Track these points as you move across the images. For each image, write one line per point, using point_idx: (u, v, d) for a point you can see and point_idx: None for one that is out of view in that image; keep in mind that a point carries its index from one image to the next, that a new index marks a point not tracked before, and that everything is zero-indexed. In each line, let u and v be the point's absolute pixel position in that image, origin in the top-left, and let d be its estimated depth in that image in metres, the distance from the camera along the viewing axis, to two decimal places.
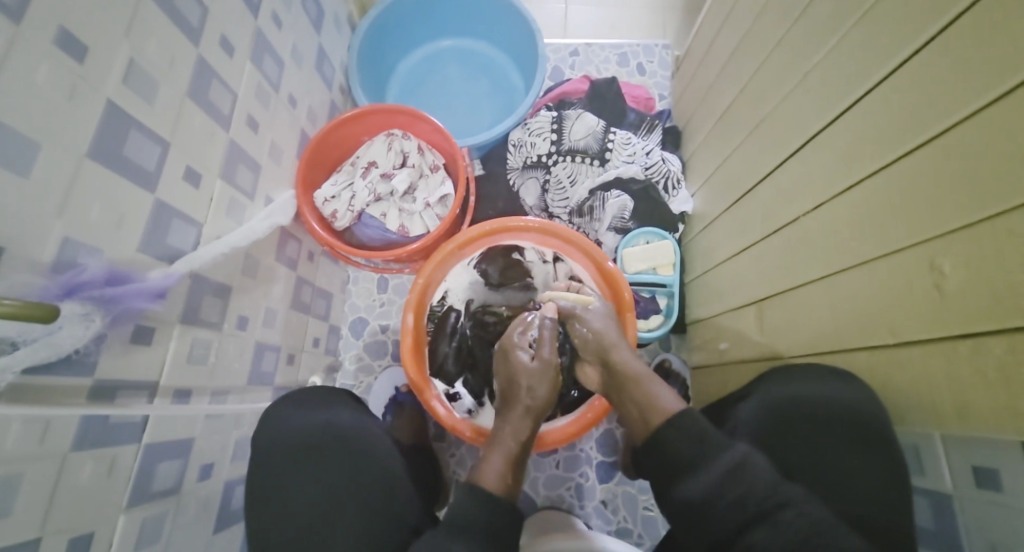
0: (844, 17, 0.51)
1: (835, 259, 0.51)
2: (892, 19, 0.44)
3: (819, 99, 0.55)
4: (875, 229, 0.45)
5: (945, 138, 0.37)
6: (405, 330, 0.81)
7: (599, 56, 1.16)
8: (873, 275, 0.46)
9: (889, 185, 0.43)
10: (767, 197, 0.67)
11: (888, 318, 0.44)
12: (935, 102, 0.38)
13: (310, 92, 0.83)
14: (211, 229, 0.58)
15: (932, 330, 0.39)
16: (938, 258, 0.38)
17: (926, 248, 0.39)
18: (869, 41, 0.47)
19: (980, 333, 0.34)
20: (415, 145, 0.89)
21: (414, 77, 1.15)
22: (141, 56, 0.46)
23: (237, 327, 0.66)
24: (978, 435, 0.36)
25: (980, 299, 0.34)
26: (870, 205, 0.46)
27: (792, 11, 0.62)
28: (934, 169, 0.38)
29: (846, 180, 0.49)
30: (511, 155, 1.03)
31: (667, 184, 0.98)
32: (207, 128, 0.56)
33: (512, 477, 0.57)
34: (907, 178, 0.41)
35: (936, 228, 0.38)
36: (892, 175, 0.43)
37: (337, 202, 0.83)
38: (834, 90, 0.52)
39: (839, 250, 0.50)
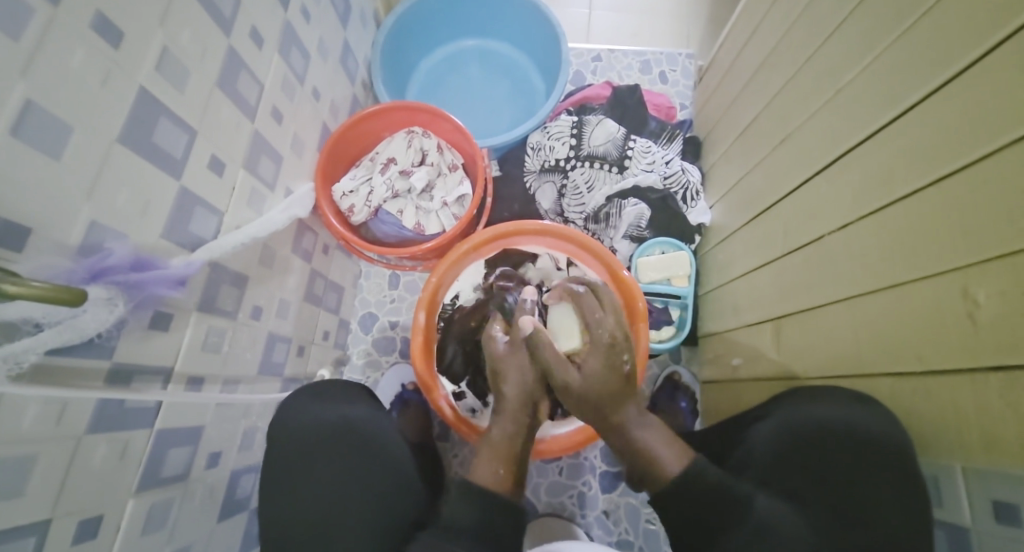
0: (880, 35, 0.50)
1: (862, 282, 0.50)
2: (932, 40, 0.43)
3: (849, 118, 0.54)
4: (904, 253, 0.44)
5: (985, 164, 0.36)
6: (415, 329, 0.81)
7: (622, 62, 1.15)
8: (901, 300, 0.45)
9: (922, 209, 0.42)
10: (790, 214, 0.66)
11: (916, 344, 0.43)
12: (974, 127, 0.37)
13: (334, 86, 0.84)
14: (231, 218, 0.58)
15: (961, 361, 0.38)
16: (973, 286, 0.37)
17: (959, 276, 0.38)
18: (906, 62, 0.46)
19: (1013, 366, 0.33)
20: (434, 144, 0.89)
21: (436, 75, 1.15)
22: (174, 45, 0.46)
23: (251, 317, 0.66)
24: (1002, 470, 0.35)
25: (1015, 332, 0.34)
26: (901, 228, 0.45)
27: (824, 27, 0.61)
28: (971, 195, 0.37)
29: (876, 202, 0.48)
30: (530, 158, 1.03)
31: (685, 195, 0.97)
32: (233, 118, 0.56)
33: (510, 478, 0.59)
34: (942, 203, 0.40)
35: (971, 256, 0.37)
36: (926, 199, 0.42)
37: (355, 197, 0.83)
38: (867, 109, 0.51)
39: (865, 273, 0.50)
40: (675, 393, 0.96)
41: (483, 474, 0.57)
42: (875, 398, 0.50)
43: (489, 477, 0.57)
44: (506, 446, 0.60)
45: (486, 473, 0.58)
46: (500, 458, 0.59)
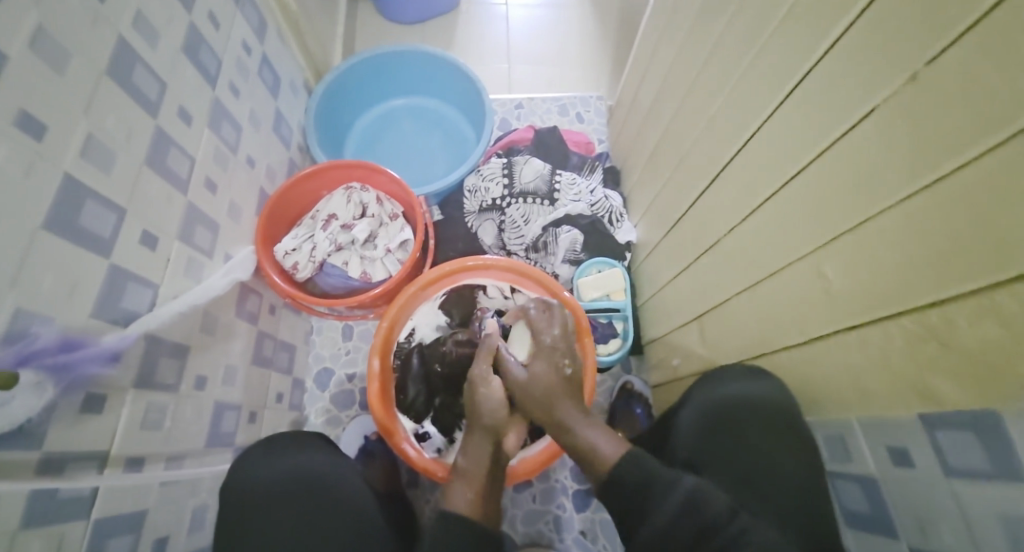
0: (730, 71, 0.60)
1: (757, 274, 0.57)
2: (762, 73, 0.53)
3: (721, 138, 0.64)
4: (776, 243, 0.53)
5: (816, 167, 0.45)
6: (372, 375, 0.81)
7: (542, 107, 1.26)
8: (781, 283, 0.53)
9: (782, 208, 0.51)
10: (692, 223, 0.75)
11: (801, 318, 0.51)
12: (803, 138, 0.46)
13: (269, 153, 0.87)
14: (168, 289, 0.59)
15: (833, 326, 0.45)
16: (825, 265, 0.45)
17: (815, 258, 0.46)
18: (749, 90, 0.56)
19: (867, 323, 0.41)
20: (373, 196, 0.92)
21: (371, 133, 1.22)
22: (99, 131, 0.48)
23: (194, 388, 0.65)
24: (881, 414, 0.41)
25: (861, 295, 0.41)
26: (771, 221, 0.53)
27: (693, 65, 0.73)
28: (811, 189, 0.46)
29: (751, 205, 0.57)
30: (468, 200, 1.09)
31: (610, 218, 1.06)
32: (164, 192, 0.58)
33: (481, 503, 0.57)
34: (794, 199, 0.48)
35: (820, 239, 0.45)
36: (781, 198, 0.51)
37: (298, 254, 0.85)
38: (731, 131, 0.61)
39: (755, 265, 0.57)
40: (630, 400, 1.00)
41: (457, 502, 0.56)
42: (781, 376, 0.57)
43: (463, 505, 0.56)
44: (477, 472, 0.60)
45: (460, 501, 0.57)
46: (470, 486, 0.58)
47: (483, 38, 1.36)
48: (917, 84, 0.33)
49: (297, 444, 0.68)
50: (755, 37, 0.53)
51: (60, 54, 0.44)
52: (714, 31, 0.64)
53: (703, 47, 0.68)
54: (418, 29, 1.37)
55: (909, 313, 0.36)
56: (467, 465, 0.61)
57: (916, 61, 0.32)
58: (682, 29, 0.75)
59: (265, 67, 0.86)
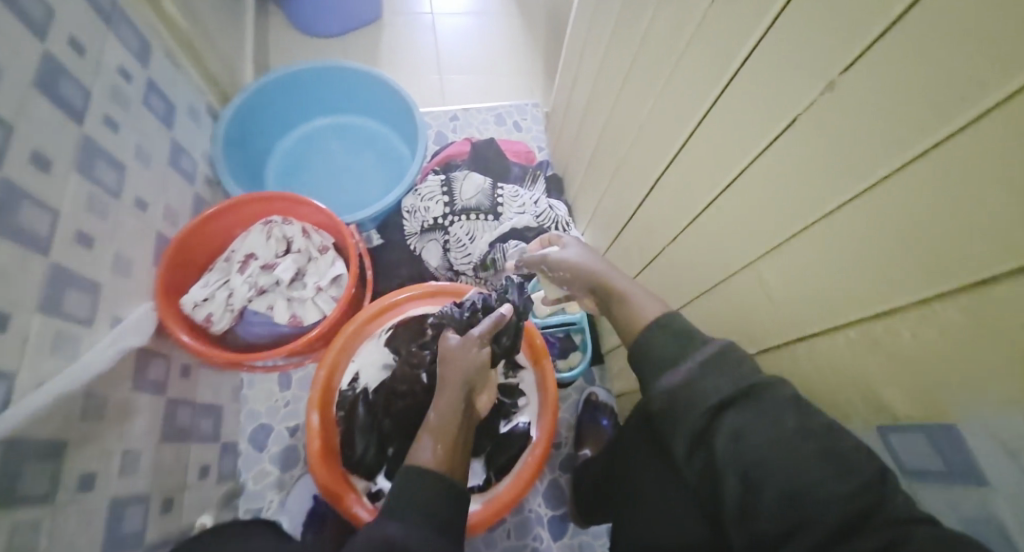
0: (654, 77, 0.58)
1: (710, 281, 0.56)
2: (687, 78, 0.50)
3: (655, 145, 0.61)
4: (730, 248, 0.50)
5: (751, 175, 0.43)
6: (310, 432, 0.72)
7: (478, 118, 1.21)
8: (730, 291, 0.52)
9: (724, 217, 0.49)
10: (640, 230, 0.73)
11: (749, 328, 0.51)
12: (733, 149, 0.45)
13: (166, 192, 0.76)
14: (32, 373, 0.48)
15: (789, 333, 0.45)
16: (765, 273, 0.45)
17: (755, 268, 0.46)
18: (677, 94, 0.53)
19: (815, 331, 0.41)
20: (298, 229, 0.83)
21: (294, 157, 1.12)
22: None
23: (82, 487, 0.54)
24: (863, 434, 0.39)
25: (810, 302, 0.41)
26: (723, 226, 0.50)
27: (618, 71, 0.70)
28: (758, 191, 0.43)
29: (694, 214, 0.55)
30: (408, 221, 1.01)
31: (558, 229, 1.01)
32: (15, 257, 0.47)
33: (451, 456, 0.56)
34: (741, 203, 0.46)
35: (761, 247, 0.45)
36: (719, 208, 0.50)
37: (212, 304, 0.74)
38: (665, 138, 0.58)
39: (704, 275, 0.56)
40: (596, 412, 0.95)
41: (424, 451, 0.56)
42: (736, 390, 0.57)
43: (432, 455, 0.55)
44: (444, 425, 0.59)
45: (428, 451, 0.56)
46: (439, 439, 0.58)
47: (408, 50, 1.30)
48: (835, 93, 0.32)
49: (244, 531, 0.58)
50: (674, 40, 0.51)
51: None
52: (635, 35, 0.62)
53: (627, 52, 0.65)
54: (338, 44, 1.28)
55: (855, 324, 0.37)
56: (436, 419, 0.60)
57: (830, 70, 0.32)
58: (604, 36, 0.73)
59: (154, 94, 0.75)
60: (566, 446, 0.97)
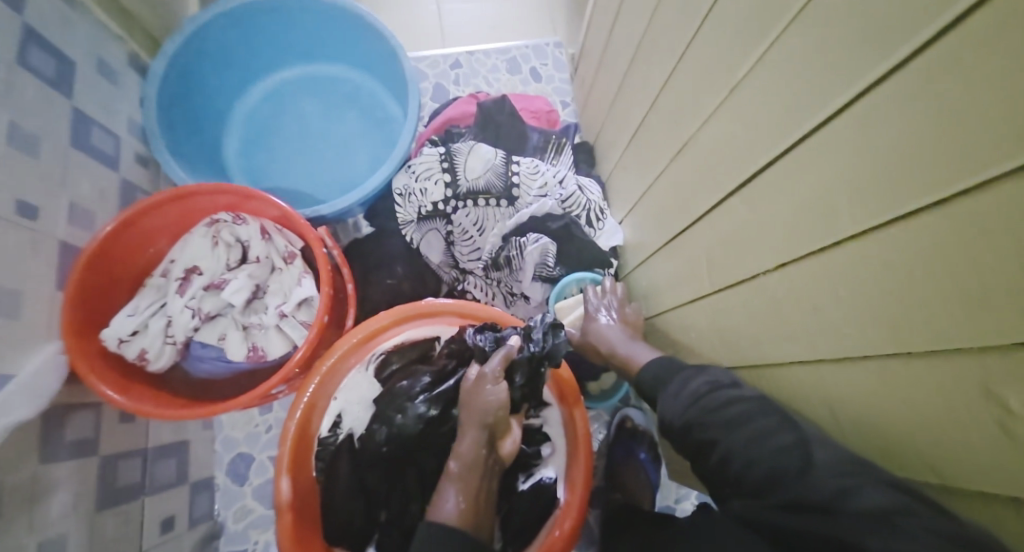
0: (782, 12, 0.34)
1: (845, 348, 0.37)
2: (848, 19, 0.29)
3: (761, 126, 0.40)
4: (900, 322, 0.30)
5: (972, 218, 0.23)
6: (280, 502, 0.59)
7: (486, 64, 0.95)
8: (897, 377, 0.32)
9: (885, 268, 0.30)
10: (717, 247, 0.53)
11: (937, 443, 0.31)
12: (947, 153, 0.23)
13: (71, 188, 0.57)
14: None
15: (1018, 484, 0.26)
16: (998, 387, 0.25)
17: (974, 366, 0.26)
18: (823, 52, 0.31)
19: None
20: (252, 231, 0.63)
21: (257, 120, 0.89)
22: None
23: None
24: None
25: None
26: (888, 284, 0.30)
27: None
28: (981, 250, 0.23)
29: (830, 238, 0.34)
30: (401, 206, 0.80)
31: (589, 218, 0.80)
32: None
33: (476, 510, 0.49)
34: (938, 259, 0.26)
35: (989, 339, 0.25)
36: (897, 240, 0.28)
37: (145, 337, 0.58)
38: (786, 118, 0.36)
39: (842, 336, 0.36)
40: (633, 444, 0.84)
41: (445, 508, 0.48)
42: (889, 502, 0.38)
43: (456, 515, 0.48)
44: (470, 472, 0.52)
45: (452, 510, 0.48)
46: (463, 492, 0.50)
47: None
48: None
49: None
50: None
51: None
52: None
53: None
54: None
55: None
56: (460, 464, 0.52)
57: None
58: None
59: (34, 47, 0.54)
60: (597, 477, 0.86)
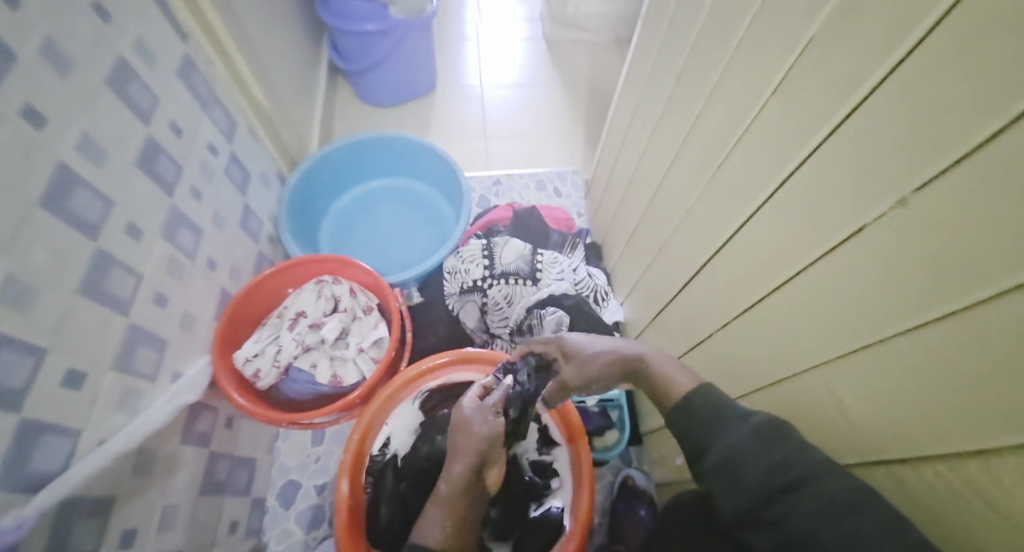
0: (706, 165, 0.59)
1: (765, 378, 0.55)
2: (745, 172, 0.51)
3: (704, 231, 0.62)
4: (787, 351, 0.49)
5: (812, 278, 0.43)
6: (339, 500, 0.72)
7: (520, 183, 1.26)
8: (792, 393, 0.50)
9: (778, 312, 0.49)
10: (688, 316, 0.72)
11: (818, 437, 0.48)
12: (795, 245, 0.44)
13: (233, 252, 0.82)
14: (95, 431, 0.51)
15: (863, 449, 0.42)
16: (838, 386, 0.43)
17: (825, 376, 0.45)
18: (728, 188, 0.54)
19: (895, 459, 0.39)
20: (345, 288, 0.87)
21: (346, 216, 1.18)
22: (22, 270, 0.43)
23: (121, 546, 0.54)
24: None
25: (887, 431, 0.39)
26: (778, 326, 0.49)
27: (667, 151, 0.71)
28: (816, 298, 0.43)
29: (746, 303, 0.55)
30: (448, 282, 1.03)
31: (596, 297, 1.02)
32: (99, 318, 0.52)
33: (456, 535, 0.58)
34: (798, 305, 0.46)
35: (830, 353, 0.43)
36: (778, 299, 0.49)
37: (261, 359, 0.77)
38: (715, 225, 0.59)
39: (761, 369, 0.55)
40: (633, 501, 0.90)
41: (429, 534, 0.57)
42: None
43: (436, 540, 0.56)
44: (455, 501, 0.60)
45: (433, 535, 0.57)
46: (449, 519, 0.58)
47: (458, 117, 1.38)
48: (907, 209, 0.32)
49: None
50: (736, 132, 0.51)
51: None
52: (686, 125, 0.63)
53: (676, 139, 0.68)
54: (395, 112, 1.38)
55: (939, 456, 0.35)
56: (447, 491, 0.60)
57: (903, 186, 0.32)
58: (652, 121, 0.76)
59: (234, 165, 0.83)
60: (599, 534, 0.93)
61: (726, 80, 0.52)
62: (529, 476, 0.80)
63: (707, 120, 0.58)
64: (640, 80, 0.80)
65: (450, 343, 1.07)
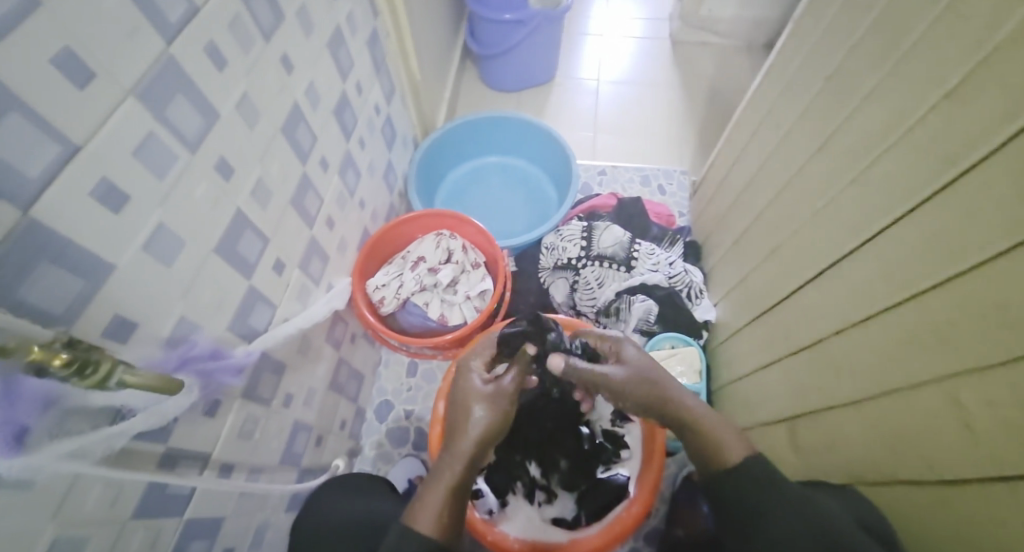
0: (854, 164, 0.61)
1: (878, 388, 0.55)
2: (891, 174, 0.54)
3: (831, 239, 0.64)
4: (908, 360, 0.50)
5: (955, 283, 0.44)
6: (434, 418, 0.84)
7: (625, 176, 1.31)
8: (910, 404, 0.50)
9: (909, 319, 0.50)
10: (789, 319, 0.74)
11: (929, 448, 0.48)
12: (947, 251, 0.45)
13: (377, 197, 0.96)
14: (283, 310, 0.66)
15: (973, 466, 0.43)
16: (963, 396, 0.44)
17: (950, 386, 0.45)
18: (874, 193, 0.57)
19: (1017, 476, 0.38)
20: (460, 243, 0.98)
21: (460, 185, 1.30)
22: (266, 177, 0.58)
23: (282, 404, 0.70)
24: None
25: (1005, 442, 0.39)
26: (902, 333, 0.51)
27: (805, 151, 0.73)
28: (956, 307, 0.44)
29: (870, 312, 0.56)
30: (544, 256, 1.10)
31: (689, 293, 1.05)
32: (297, 229, 0.67)
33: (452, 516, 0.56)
34: (932, 312, 0.47)
35: (955, 365, 0.44)
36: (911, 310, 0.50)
37: (387, 290, 0.91)
38: (848, 230, 0.61)
39: (871, 377, 0.56)
40: (694, 495, 0.91)
41: (425, 517, 0.55)
42: (910, 516, 0.51)
43: (430, 525, 0.54)
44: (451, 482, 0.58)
45: (427, 518, 0.55)
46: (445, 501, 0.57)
47: (574, 107, 1.46)
48: None
49: (361, 491, 0.69)
50: (890, 135, 0.54)
51: (253, 112, 0.54)
52: (830, 128, 0.66)
53: (815, 142, 0.70)
54: (515, 97, 1.49)
55: None
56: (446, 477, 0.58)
57: None
58: (789, 123, 0.79)
59: (388, 124, 0.97)
60: (656, 518, 0.96)
61: (887, 86, 0.55)
62: (599, 440, 0.86)
63: (856, 121, 0.61)
64: (779, 84, 0.83)
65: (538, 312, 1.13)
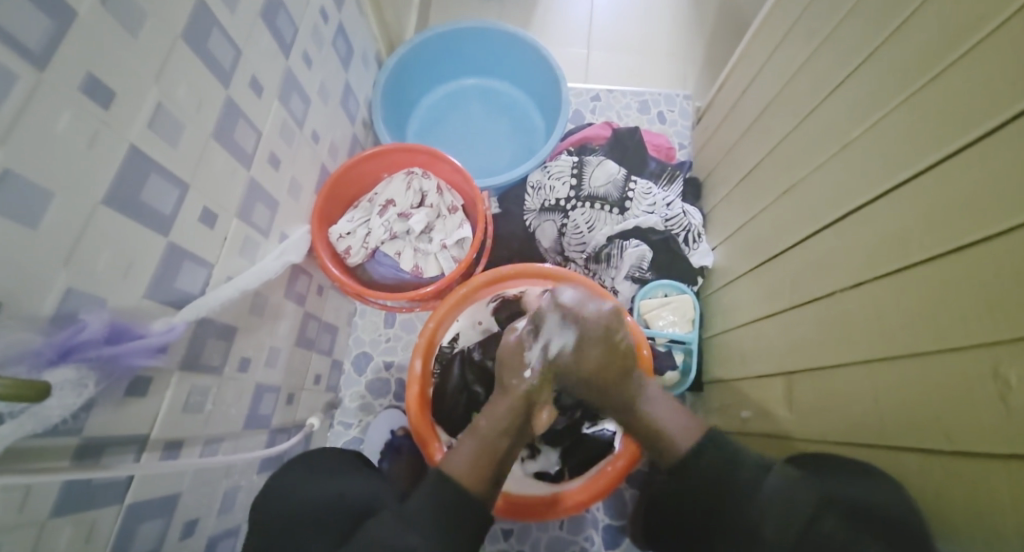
0: (904, 83, 0.50)
1: (894, 348, 0.48)
2: (951, 97, 0.43)
3: (863, 177, 0.55)
4: (934, 323, 0.43)
5: (1019, 233, 0.35)
6: (412, 377, 0.78)
7: (621, 102, 1.16)
8: (935, 369, 0.43)
9: (953, 271, 0.41)
10: (797, 266, 0.67)
11: (948, 419, 0.41)
12: (1016, 194, 0.35)
13: (334, 128, 0.83)
14: (222, 269, 0.55)
15: (998, 446, 0.36)
16: (1004, 366, 0.36)
17: (988, 353, 0.37)
18: (925, 120, 0.46)
19: None
20: (434, 185, 0.89)
21: (435, 112, 1.15)
22: (169, 101, 0.43)
23: (237, 370, 0.63)
24: None
25: None
26: (934, 294, 0.43)
27: (842, 68, 0.61)
28: (1017, 260, 0.35)
29: (900, 264, 0.48)
30: (529, 196, 0.99)
31: (687, 237, 0.96)
32: (228, 167, 0.53)
33: (484, 466, 0.58)
34: (978, 268, 0.39)
35: (997, 333, 0.37)
36: (953, 266, 0.41)
37: (353, 238, 0.83)
38: (887, 166, 0.51)
39: (892, 339, 0.48)
40: None
41: (458, 462, 0.57)
42: (916, 484, 0.45)
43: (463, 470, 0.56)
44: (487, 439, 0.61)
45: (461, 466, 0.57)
46: (481, 452, 0.59)
47: (565, 18, 1.27)
48: None
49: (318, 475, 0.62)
50: (959, 45, 0.43)
51: (134, 13, 0.38)
52: (879, 36, 0.54)
53: (856, 55, 0.58)
54: (497, 4, 1.28)
55: None
56: (488, 425, 0.62)
57: None
58: (821, 33, 0.66)
59: (340, 36, 0.81)
60: (641, 462, 0.94)
61: None
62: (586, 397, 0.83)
63: (912, 29, 0.49)
64: None
65: (523, 256, 1.05)
